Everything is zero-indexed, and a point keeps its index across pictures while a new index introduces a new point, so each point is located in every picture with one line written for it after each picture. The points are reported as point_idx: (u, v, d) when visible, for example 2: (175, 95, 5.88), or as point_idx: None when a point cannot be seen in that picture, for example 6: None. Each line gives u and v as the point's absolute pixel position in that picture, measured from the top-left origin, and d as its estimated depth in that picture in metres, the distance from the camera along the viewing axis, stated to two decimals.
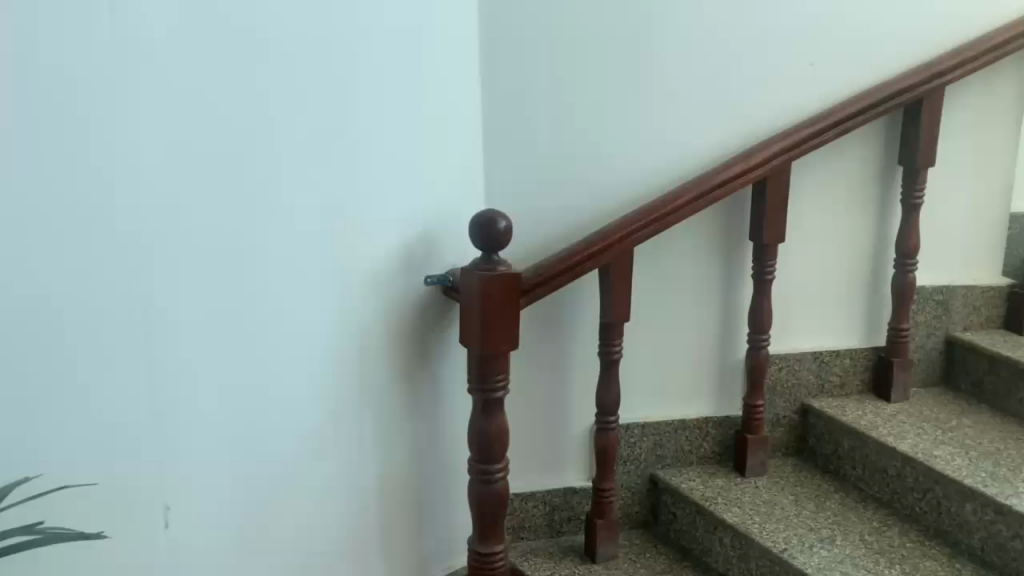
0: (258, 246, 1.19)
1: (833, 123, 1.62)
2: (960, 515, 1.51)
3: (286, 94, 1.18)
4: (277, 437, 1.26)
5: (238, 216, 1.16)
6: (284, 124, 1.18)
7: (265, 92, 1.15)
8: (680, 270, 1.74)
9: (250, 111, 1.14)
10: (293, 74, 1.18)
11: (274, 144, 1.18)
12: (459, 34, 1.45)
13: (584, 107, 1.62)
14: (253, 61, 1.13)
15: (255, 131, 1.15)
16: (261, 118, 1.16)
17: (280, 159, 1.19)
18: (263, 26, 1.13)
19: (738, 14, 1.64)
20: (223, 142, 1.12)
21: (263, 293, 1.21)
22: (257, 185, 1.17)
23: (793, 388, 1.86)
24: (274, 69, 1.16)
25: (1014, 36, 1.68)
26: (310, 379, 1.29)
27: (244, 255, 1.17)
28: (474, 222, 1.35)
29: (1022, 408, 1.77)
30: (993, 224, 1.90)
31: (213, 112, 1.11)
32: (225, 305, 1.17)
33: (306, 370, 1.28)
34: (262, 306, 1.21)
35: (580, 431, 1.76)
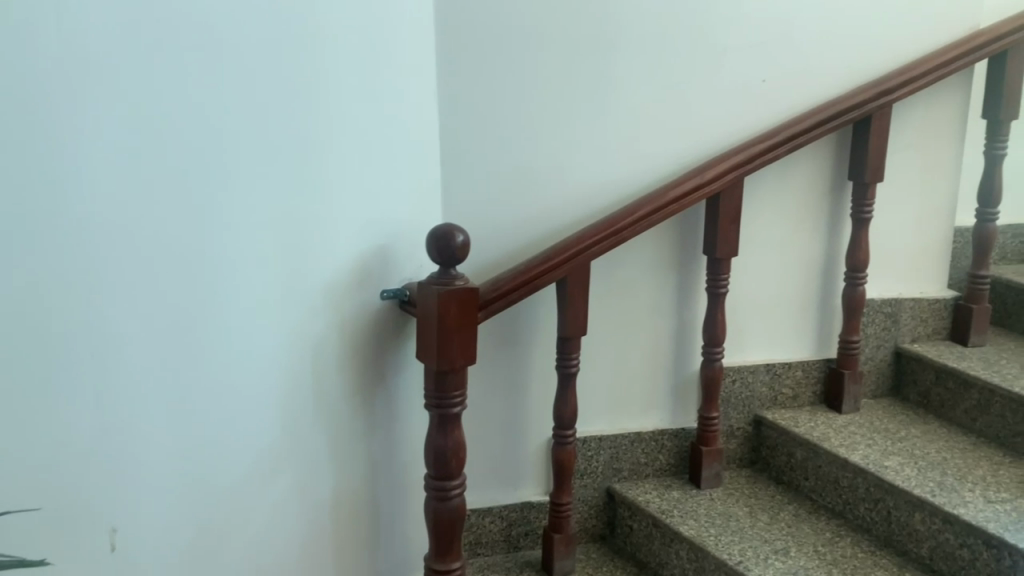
0: (209, 261, 1.16)
1: (785, 139, 1.65)
2: (909, 524, 1.54)
3: (237, 108, 1.16)
4: (228, 456, 1.24)
5: (189, 228, 1.13)
6: (238, 136, 1.16)
7: (216, 105, 1.13)
8: (635, 283, 1.75)
9: (201, 126, 1.12)
10: (245, 83, 1.16)
11: (224, 159, 1.15)
12: (414, 43, 1.44)
13: (539, 122, 1.62)
14: (204, 75, 1.11)
15: (207, 143, 1.13)
16: (213, 129, 1.14)
17: (233, 170, 1.17)
18: (215, 40, 1.12)
19: (691, 28, 1.66)
20: (175, 155, 1.10)
21: (214, 309, 1.18)
22: (208, 201, 1.15)
23: (746, 400, 1.89)
24: (227, 79, 1.14)
25: (959, 55, 1.72)
26: (262, 396, 1.27)
27: (194, 269, 1.15)
28: (431, 237, 1.34)
29: (968, 419, 1.80)
30: (938, 237, 1.95)
31: (163, 124, 1.08)
32: (176, 322, 1.15)
33: (259, 387, 1.26)
34: (212, 322, 1.19)
35: (537, 445, 1.76)
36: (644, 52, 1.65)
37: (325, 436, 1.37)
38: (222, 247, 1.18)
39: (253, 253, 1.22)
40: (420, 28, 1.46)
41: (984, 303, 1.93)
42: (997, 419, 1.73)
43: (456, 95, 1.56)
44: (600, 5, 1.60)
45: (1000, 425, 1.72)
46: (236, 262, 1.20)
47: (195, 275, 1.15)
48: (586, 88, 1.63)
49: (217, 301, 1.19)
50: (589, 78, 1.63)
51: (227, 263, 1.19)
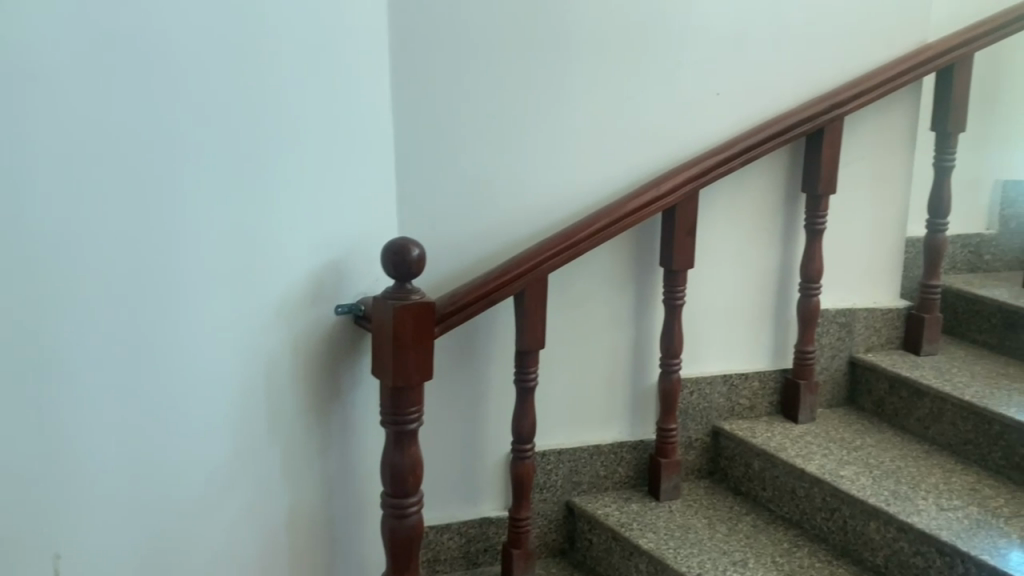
0: (157, 279, 1.14)
1: (738, 152, 1.66)
2: (864, 533, 1.55)
3: (188, 122, 1.13)
4: (178, 478, 1.21)
5: (136, 243, 1.11)
6: (187, 150, 1.14)
7: (165, 120, 1.11)
8: (593, 296, 1.75)
9: (149, 141, 1.09)
10: (195, 95, 1.13)
11: (174, 175, 1.13)
12: (368, 54, 1.43)
13: (495, 136, 1.61)
14: (153, 88, 1.09)
15: (155, 156, 1.11)
16: (161, 142, 1.11)
17: (183, 184, 1.14)
18: (163, 53, 1.09)
19: (646, 41, 1.67)
20: (122, 170, 1.08)
21: (163, 329, 1.16)
22: (157, 218, 1.12)
23: (704, 411, 1.89)
24: (175, 92, 1.11)
25: (908, 69, 1.75)
26: (214, 416, 1.24)
27: (141, 287, 1.12)
28: (386, 251, 1.33)
29: (921, 427, 1.83)
30: (890, 248, 1.97)
31: (109, 140, 1.06)
32: (122, 341, 1.12)
33: (211, 408, 1.23)
34: (161, 343, 1.16)
35: (496, 460, 1.75)
36: (599, 64, 1.65)
37: (279, 455, 1.35)
38: (169, 263, 1.14)
39: (204, 270, 1.19)
40: (373, 38, 1.44)
41: (935, 312, 1.96)
42: (949, 427, 1.76)
43: (411, 106, 1.55)
44: (555, 17, 1.60)
45: (952, 433, 1.75)
46: (185, 277, 1.17)
47: (141, 292, 1.12)
48: (542, 100, 1.63)
49: (165, 318, 1.16)
50: (545, 90, 1.63)
51: (177, 281, 1.16)
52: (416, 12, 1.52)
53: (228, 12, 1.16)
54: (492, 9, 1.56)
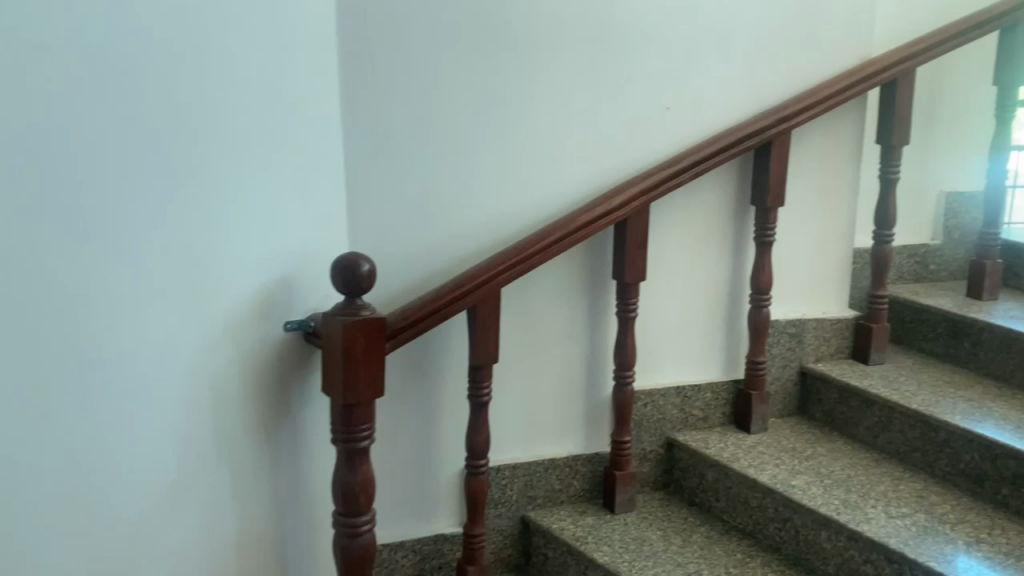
0: (103, 299, 1.11)
1: (689, 165, 1.67)
2: (816, 542, 1.57)
3: (135, 138, 1.11)
4: (125, 502, 1.17)
5: (83, 261, 1.07)
6: (135, 166, 1.11)
7: (113, 135, 1.08)
8: (546, 309, 1.75)
9: (96, 158, 1.07)
10: (140, 110, 1.11)
11: (121, 192, 1.10)
12: (315, 68, 1.42)
13: (446, 150, 1.61)
14: (100, 103, 1.06)
15: (101, 171, 1.08)
16: (105, 158, 1.08)
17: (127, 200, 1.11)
18: (111, 66, 1.07)
19: (596, 56, 1.68)
20: (68, 187, 1.05)
21: (108, 349, 1.12)
22: (104, 237, 1.09)
23: (658, 423, 1.90)
24: (121, 105, 1.08)
25: (853, 83, 1.79)
26: (161, 437, 1.21)
27: (88, 307, 1.09)
28: (335, 266, 1.31)
29: (870, 436, 1.85)
30: (838, 259, 2.00)
31: (56, 156, 1.03)
32: (66, 362, 1.08)
33: (158, 429, 1.20)
34: (106, 363, 1.13)
35: (451, 476, 1.73)
36: (549, 79, 1.65)
37: (228, 476, 1.32)
38: (116, 281, 1.11)
39: (151, 288, 1.16)
40: (320, 52, 1.43)
41: (883, 321, 2.00)
42: (897, 436, 1.78)
43: (361, 120, 1.54)
44: (504, 31, 1.60)
45: (901, 441, 1.78)
46: (133, 294, 1.14)
47: (85, 311, 1.09)
48: (493, 114, 1.63)
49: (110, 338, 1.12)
50: (495, 104, 1.63)
51: (123, 300, 1.13)
52: (364, 25, 1.51)
53: (173, 24, 1.13)
54: (441, 23, 1.56)
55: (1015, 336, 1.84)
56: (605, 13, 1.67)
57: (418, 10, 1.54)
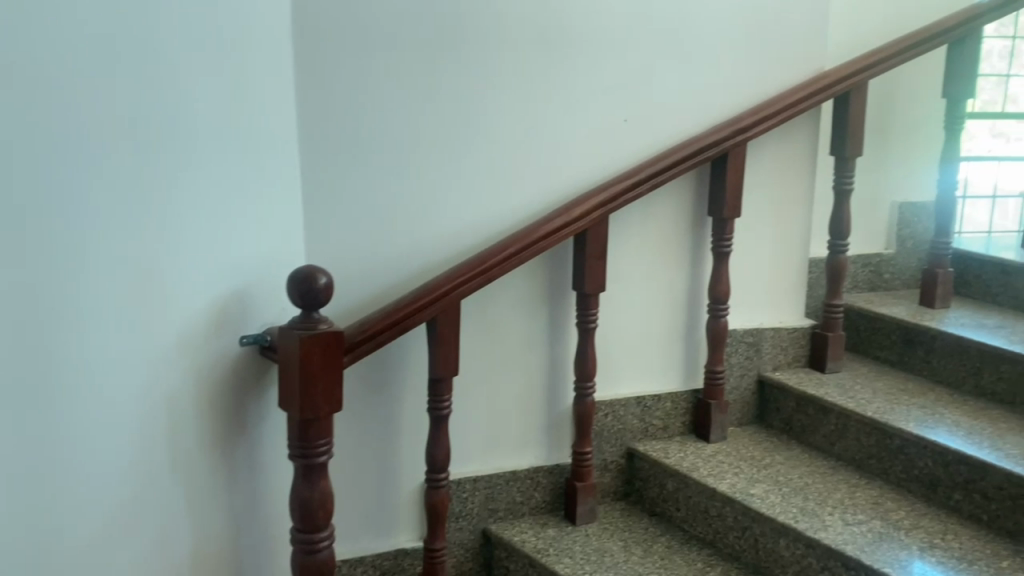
0: (62, 311, 1.07)
1: (646, 177, 1.69)
2: (775, 550, 1.58)
3: (94, 146, 1.08)
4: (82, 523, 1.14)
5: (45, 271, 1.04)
6: (94, 174, 1.09)
7: (73, 142, 1.06)
8: (506, 321, 1.75)
9: (58, 165, 1.04)
10: (98, 118, 1.08)
11: (81, 200, 1.08)
12: (269, 79, 1.40)
13: (404, 162, 1.60)
14: (60, 110, 1.04)
15: (63, 178, 1.05)
16: (67, 164, 1.05)
17: (87, 212, 1.09)
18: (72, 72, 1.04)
19: (553, 68, 1.68)
20: (31, 195, 1.01)
21: (66, 365, 1.09)
22: (64, 247, 1.06)
23: (618, 433, 1.90)
24: (81, 113, 1.06)
25: (807, 95, 1.81)
26: (117, 456, 1.18)
27: (49, 320, 1.06)
28: (291, 280, 1.30)
29: (827, 443, 1.88)
30: (794, 269, 2.03)
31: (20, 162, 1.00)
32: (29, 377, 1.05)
33: (115, 447, 1.17)
34: (66, 377, 1.09)
35: (411, 489, 1.72)
36: (507, 91, 1.65)
37: (182, 494, 1.29)
38: (75, 292, 1.09)
39: (107, 302, 1.13)
40: (274, 63, 1.42)
41: (838, 330, 2.03)
42: (852, 443, 1.81)
43: (317, 131, 1.53)
44: (462, 43, 1.60)
45: (856, 448, 1.80)
46: (85, 310, 1.10)
47: (48, 323, 1.06)
48: (452, 125, 1.63)
49: (62, 356, 1.09)
50: (453, 116, 1.62)
51: (81, 313, 1.10)
52: (320, 36, 1.50)
53: (131, 31, 1.11)
54: (398, 34, 1.55)
55: (965, 343, 1.88)
56: (562, 25, 1.67)
57: (375, 21, 1.53)
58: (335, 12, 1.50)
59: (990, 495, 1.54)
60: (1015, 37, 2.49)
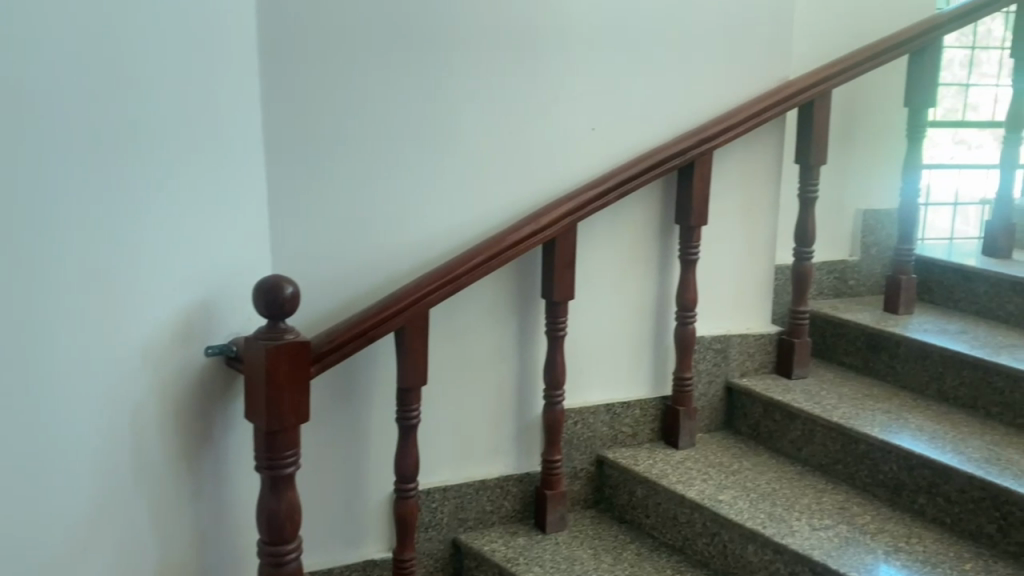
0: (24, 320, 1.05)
1: (614, 185, 1.69)
2: (743, 556, 1.59)
3: (60, 153, 1.07)
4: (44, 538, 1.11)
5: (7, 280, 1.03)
6: (58, 181, 1.07)
7: (38, 149, 1.04)
8: (475, 329, 1.75)
9: (23, 172, 1.02)
10: (63, 125, 1.07)
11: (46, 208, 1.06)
12: (234, 86, 1.39)
13: (372, 171, 1.60)
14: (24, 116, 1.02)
15: (27, 185, 1.03)
16: (31, 171, 1.03)
17: (50, 220, 1.07)
18: (35, 78, 1.03)
19: (520, 75, 1.69)
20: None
21: (29, 375, 1.07)
22: (28, 256, 1.04)
23: (588, 441, 1.91)
24: (45, 119, 1.05)
25: (772, 104, 1.83)
26: (81, 469, 1.16)
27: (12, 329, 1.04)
28: (257, 289, 1.29)
29: (794, 449, 1.89)
30: (761, 275, 2.05)
31: None
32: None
33: (78, 460, 1.15)
34: (28, 389, 1.07)
35: (380, 499, 1.71)
36: (475, 99, 1.66)
37: (146, 506, 1.27)
38: (38, 301, 1.07)
39: (70, 312, 1.11)
40: (239, 71, 1.41)
41: (804, 336, 2.05)
42: (819, 448, 1.83)
43: (284, 139, 1.52)
44: (429, 51, 1.60)
45: (823, 454, 1.82)
46: (40, 322, 1.07)
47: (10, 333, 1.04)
48: (419, 133, 1.62)
49: (18, 370, 1.06)
50: (421, 124, 1.62)
51: (44, 323, 1.08)
52: (285, 44, 1.49)
53: (95, 38, 1.10)
54: (365, 42, 1.55)
55: (928, 348, 1.91)
56: (529, 33, 1.68)
57: (341, 29, 1.52)
58: (301, 20, 1.49)
59: (953, 498, 1.57)
60: (974, 46, 2.54)
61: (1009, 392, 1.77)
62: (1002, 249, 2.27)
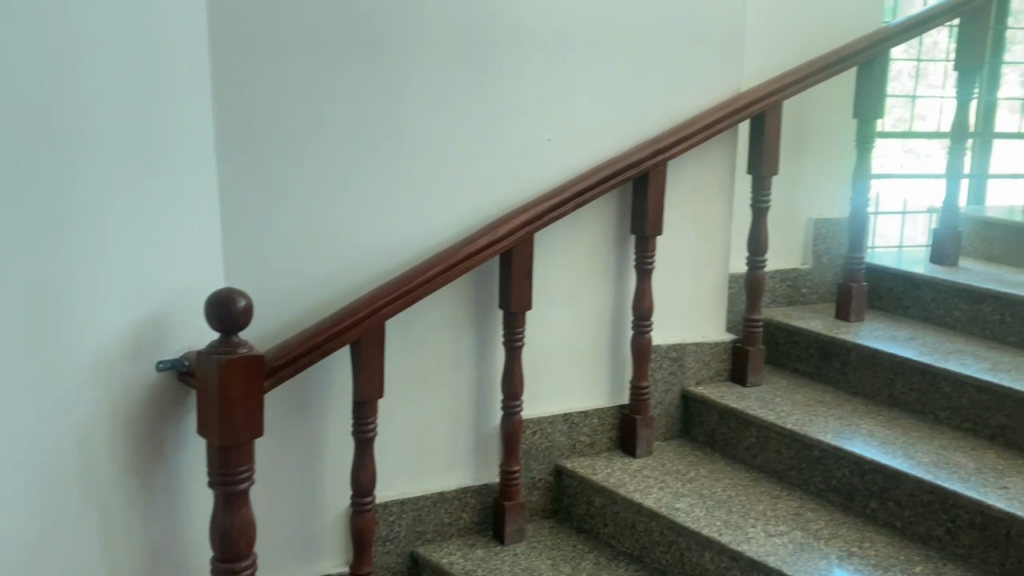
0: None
1: (570, 196, 1.70)
2: (699, 563, 1.61)
3: (22, 162, 1.04)
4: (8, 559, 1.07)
5: None
6: (21, 190, 1.04)
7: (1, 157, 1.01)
8: (431, 341, 1.74)
9: None
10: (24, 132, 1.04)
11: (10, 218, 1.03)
12: (185, 96, 1.37)
13: (327, 182, 1.59)
14: None
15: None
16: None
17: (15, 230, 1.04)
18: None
19: (477, 86, 1.69)
20: None
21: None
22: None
23: (546, 451, 1.91)
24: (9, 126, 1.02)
25: (725, 115, 1.86)
26: (41, 487, 1.12)
27: None
28: (209, 303, 1.27)
29: (749, 456, 1.92)
30: (715, 284, 2.07)
31: None
32: None
33: (38, 478, 1.11)
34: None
35: (336, 514, 1.69)
36: (431, 110, 1.66)
37: (98, 527, 1.23)
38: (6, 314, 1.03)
39: (32, 325, 1.08)
40: (190, 80, 1.39)
41: (758, 344, 2.08)
42: (774, 455, 1.85)
43: (237, 149, 1.50)
44: (383, 61, 1.60)
45: (778, 460, 1.84)
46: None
47: None
48: (374, 144, 1.62)
49: None
50: (377, 134, 1.62)
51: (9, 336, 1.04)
52: (238, 53, 1.48)
53: (53, 44, 1.08)
54: (319, 52, 1.54)
55: (879, 355, 1.95)
56: (484, 44, 1.68)
57: (295, 39, 1.52)
58: (253, 29, 1.48)
59: (903, 502, 1.59)
60: (920, 58, 2.60)
61: (956, 397, 1.81)
62: (949, 257, 2.33)
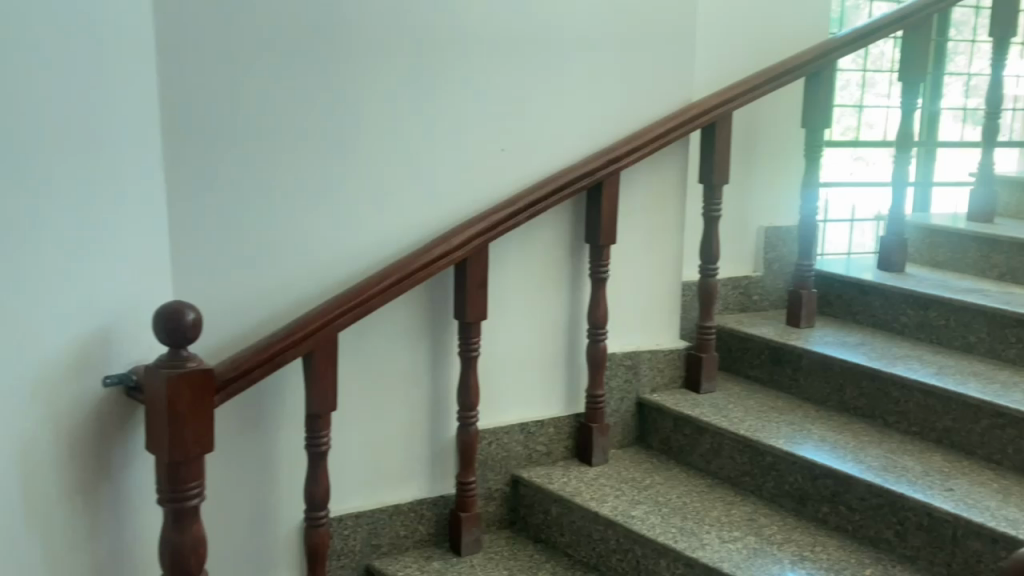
0: None
1: (524, 205, 1.70)
2: (655, 571, 1.61)
3: None
4: None
5: None
6: None
7: None
8: (385, 352, 1.73)
9: None
10: None
11: None
12: (130, 105, 1.35)
13: (279, 193, 1.57)
14: None
15: None
16: None
17: None
18: None
19: (430, 96, 1.69)
20: None
21: None
22: None
23: (502, 461, 1.90)
24: None
25: (676, 125, 1.88)
26: None
27: None
28: (157, 316, 1.25)
29: (703, 462, 1.93)
30: (669, 292, 2.09)
31: None
32: None
33: None
34: None
35: (290, 529, 1.67)
36: (383, 120, 1.65)
37: (40, 548, 1.20)
38: None
39: None
40: (136, 88, 1.36)
41: (711, 351, 2.10)
42: (728, 461, 1.87)
43: (186, 159, 1.48)
44: (334, 70, 1.59)
45: (731, 466, 1.86)
46: None
47: None
48: (326, 154, 1.60)
49: None
50: (328, 144, 1.60)
51: None
52: (186, 62, 1.45)
53: None
54: (269, 62, 1.53)
55: (829, 360, 1.98)
56: (436, 53, 1.68)
57: (245, 49, 1.50)
58: (201, 37, 1.46)
59: (854, 506, 1.62)
60: (866, 68, 2.65)
61: (904, 401, 1.84)
62: (896, 264, 2.37)
